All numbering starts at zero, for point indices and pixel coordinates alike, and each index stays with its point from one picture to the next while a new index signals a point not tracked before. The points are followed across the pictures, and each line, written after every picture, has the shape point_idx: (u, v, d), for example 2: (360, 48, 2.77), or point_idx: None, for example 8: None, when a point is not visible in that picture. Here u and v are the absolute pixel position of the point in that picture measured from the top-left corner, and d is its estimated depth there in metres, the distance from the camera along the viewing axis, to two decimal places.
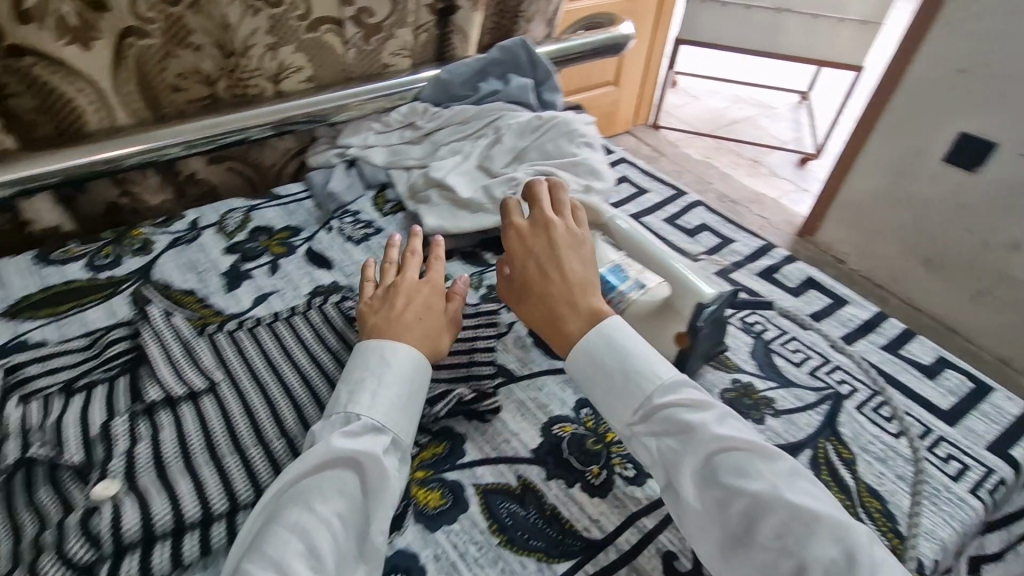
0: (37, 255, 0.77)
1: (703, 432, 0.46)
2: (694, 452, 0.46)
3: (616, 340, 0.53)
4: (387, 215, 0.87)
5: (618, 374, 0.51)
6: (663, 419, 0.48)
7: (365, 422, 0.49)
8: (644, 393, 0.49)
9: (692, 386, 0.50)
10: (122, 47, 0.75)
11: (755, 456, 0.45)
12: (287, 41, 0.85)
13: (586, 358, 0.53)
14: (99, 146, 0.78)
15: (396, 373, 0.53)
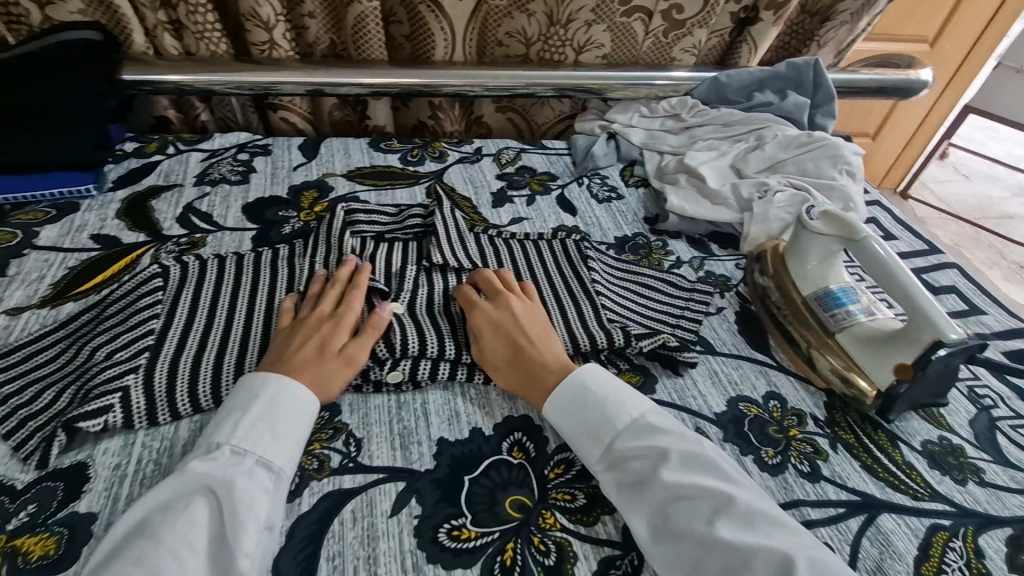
0: (370, 141, 1.01)
1: (659, 459, 0.50)
2: (651, 494, 0.49)
3: (592, 389, 0.56)
4: (631, 187, 0.96)
5: (590, 420, 0.55)
6: (628, 462, 0.52)
7: (241, 449, 0.49)
8: (613, 433, 0.53)
9: (666, 431, 0.53)
10: (482, 2, 0.96)
11: (700, 477, 0.49)
12: (603, 20, 1.00)
13: (566, 401, 0.56)
14: (442, 72, 0.99)
15: (260, 405, 0.52)
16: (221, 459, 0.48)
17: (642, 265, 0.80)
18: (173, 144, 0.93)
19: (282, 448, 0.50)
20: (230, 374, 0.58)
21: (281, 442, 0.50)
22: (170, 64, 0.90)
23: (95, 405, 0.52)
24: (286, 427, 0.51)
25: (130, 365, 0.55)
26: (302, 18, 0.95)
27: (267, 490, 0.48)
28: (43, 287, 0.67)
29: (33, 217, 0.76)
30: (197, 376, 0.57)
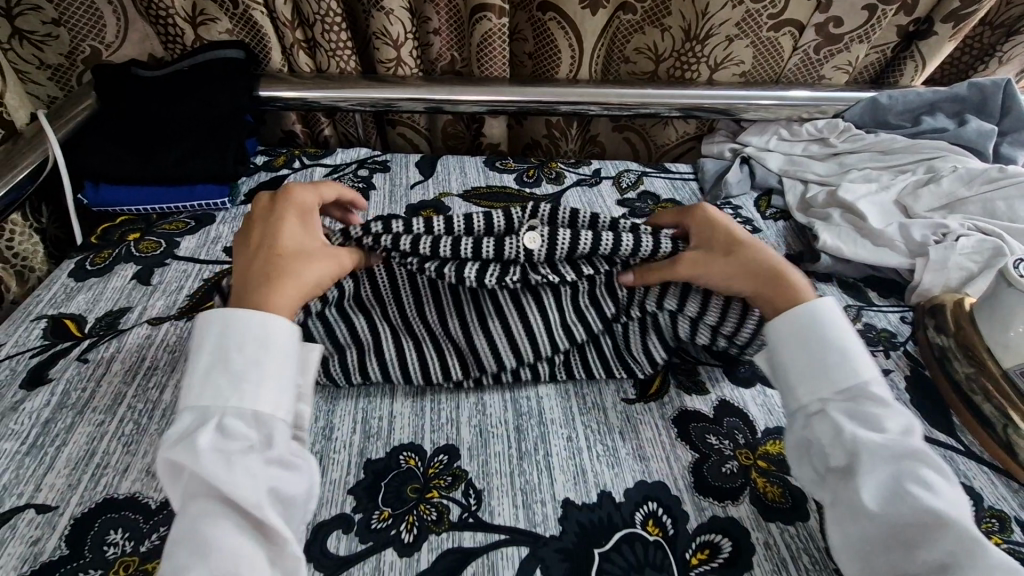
0: (486, 160, 0.98)
1: (895, 439, 0.47)
2: (888, 446, 0.46)
3: (833, 333, 0.53)
4: (768, 219, 0.86)
5: (824, 361, 0.52)
6: (866, 411, 0.49)
7: (204, 409, 0.45)
8: (846, 379, 0.51)
9: (887, 405, 0.49)
10: (612, 18, 0.91)
11: (933, 470, 0.45)
12: (746, 35, 0.90)
13: (794, 327, 0.53)
14: (565, 90, 0.94)
15: (220, 351, 0.47)
16: (186, 422, 0.45)
17: None
18: (299, 159, 0.95)
19: (246, 385, 0.46)
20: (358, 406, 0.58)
21: (240, 382, 0.46)
22: (303, 81, 0.92)
23: None
24: (238, 364, 0.47)
25: None
26: (428, 35, 0.95)
27: (247, 431, 0.45)
28: (181, 298, 0.69)
29: (175, 227, 0.80)
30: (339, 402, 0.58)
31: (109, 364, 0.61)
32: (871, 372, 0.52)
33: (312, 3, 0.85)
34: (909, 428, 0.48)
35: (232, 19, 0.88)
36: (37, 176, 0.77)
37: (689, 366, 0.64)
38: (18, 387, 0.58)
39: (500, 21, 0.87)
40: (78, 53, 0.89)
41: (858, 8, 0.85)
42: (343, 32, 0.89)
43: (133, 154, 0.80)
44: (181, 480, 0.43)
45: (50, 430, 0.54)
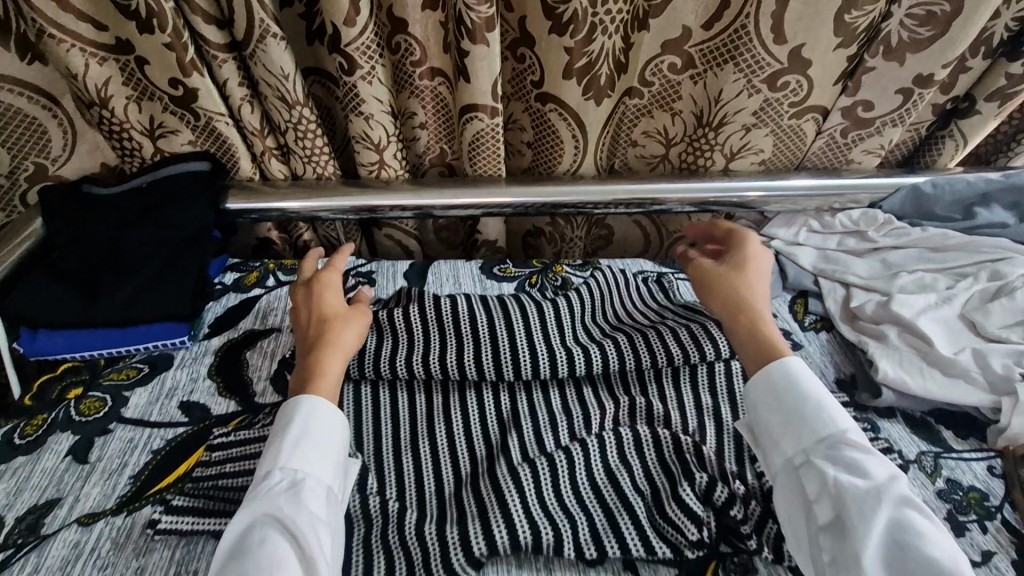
0: (482, 264, 0.88)
1: (885, 487, 0.45)
2: (881, 494, 0.45)
3: (804, 385, 0.52)
4: (808, 330, 0.76)
5: (798, 410, 0.51)
6: (834, 453, 0.48)
7: (291, 473, 0.49)
8: (827, 429, 0.50)
9: (866, 453, 0.48)
10: (618, 105, 0.81)
11: (924, 522, 0.44)
12: (766, 123, 0.79)
13: (775, 383, 0.53)
14: (570, 188, 0.84)
15: (311, 432, 0.51)
16: (276, 484, 0.48)
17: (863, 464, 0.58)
18: (274, 275, 0.84)
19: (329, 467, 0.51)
20: None
21: (320, 459, 0.50)
22: (275, 191, 0.83)
23: None
24: (324, 438, 0.51)
25: None
26: (413, 131, 0.85)
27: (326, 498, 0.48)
28: (122, 482, 0.57)
29: (125, 376, 0.69)
30: None
31: None
32: (849, 423, 0.50)
33: (282, 111, 0.76)
34: (890, 471, 0.47)
35: (194, 131, 0.79)
36: None
37: (742, 556, 0.52)
38: None
39: (492, 120, 0.77)
40: (21, 171, 0.79)
41: (892, 93, 0.75)
42: (318, 137, 0.80)
43: (77, 292, 0.70)
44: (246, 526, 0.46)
45: None
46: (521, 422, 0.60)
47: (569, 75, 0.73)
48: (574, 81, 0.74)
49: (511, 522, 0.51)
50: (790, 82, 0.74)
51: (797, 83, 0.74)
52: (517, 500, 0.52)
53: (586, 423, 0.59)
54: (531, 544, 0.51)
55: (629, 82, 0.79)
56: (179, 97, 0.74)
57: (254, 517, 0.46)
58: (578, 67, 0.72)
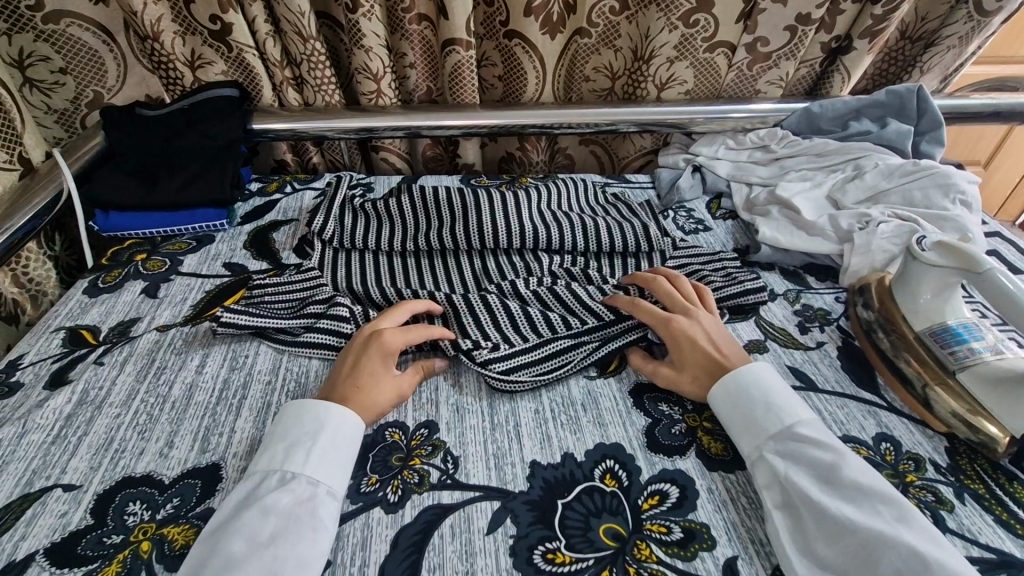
0: (462, 178, 1.07)
1: (836, 469, 0.50)
2: (830, 478, 0.50)
3: (760, 386, 0.58)
4: (719, 219, 0.95)
5: (758, 412, 0.57)
6: (804, 445, 0.53)
7: (308, 478, 0.52)
8: (784, 422, 0.55)
9: (823, 441, 0.53)
10: (570, 43, 1.01)
11: (877, 498, 0.48)
12: (686, 56, 1.00)
13: (731, 387, 0.59)
14: (533, 112, 1.03)
15: (331, 434, 0.55)
16: (301, 489, 0.51)
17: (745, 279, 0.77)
18: (290, 184, 1.03)
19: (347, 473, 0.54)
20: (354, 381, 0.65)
21: (335, 468, 0.54)
22: (291, 114, 1.01)
23: (254, 431, 0.61)
24: (347, 451, 0.55)
25: (285, 390, 0.66)
26: (405, 68, 1.05)
27: (338, 512, 0.52)
28: (186, 308, 0.76)
29: (178, 247, 0.87)
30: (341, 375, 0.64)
31: (122, 366, 0.68)
32: (806, 415, 0.56)
33: (298, 44, 0.94)
34: (839, 454, 0.52)
35: (227, 62, 0.97)
36: (52, 208, 0.84)
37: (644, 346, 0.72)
38: (42, 388, 0.65)
39: (467, 52, 0.97)
40: (82, 98, 0.97)
41: (782, 30, 0.96)
42: (326, 68, 0.99)
43: (139, 183, 0.89)
44: (254, 515, 0.48)
45: (72, 422, 0.61)
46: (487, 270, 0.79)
47: (529, 13, 0.92)
48: (532, 19, 0.93)
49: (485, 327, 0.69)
50: (700, 20, 0.94)
51: (705, 20, 0.95)
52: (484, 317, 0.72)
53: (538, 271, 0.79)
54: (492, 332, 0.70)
55: (578, 23, 0.98)
56: (217, 31, 0.92)
57: (263, 510, 0.49)
58: (535, 7, 0.91)
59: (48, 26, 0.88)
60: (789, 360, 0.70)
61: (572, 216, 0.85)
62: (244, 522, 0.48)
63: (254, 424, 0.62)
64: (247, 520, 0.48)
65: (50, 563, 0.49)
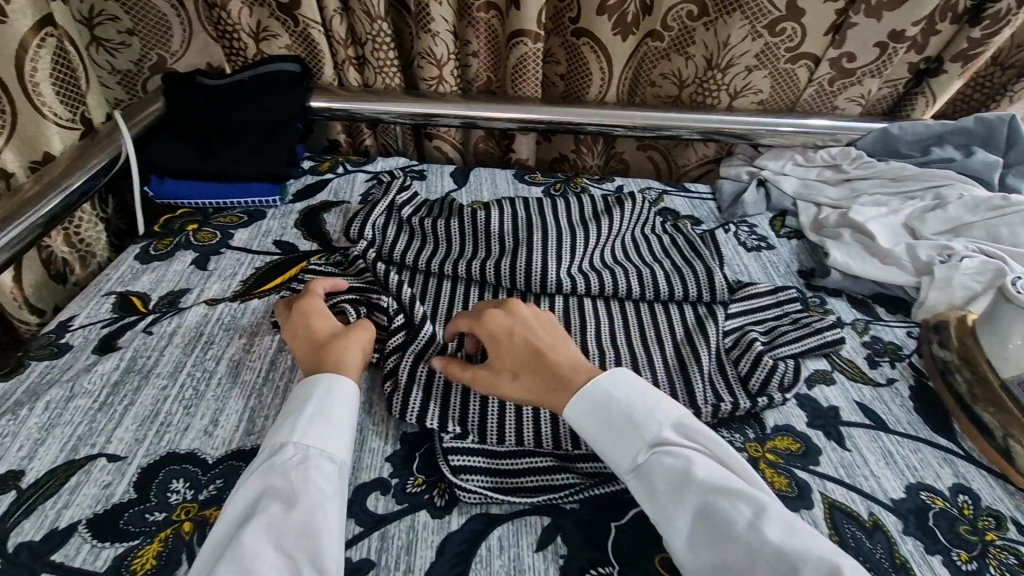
0: (515, 173, 1.04)
1: (687, 483, 0.46)
2: (684, 496, 0.46)
3: (607, 401, 0.52)
4: (782, 238, 0.91)
5: (610, 434, 0.51)
6: (660, 464, 0.48)
7: (304, 449, 0.49)
8: (638, 440, 0.50)
9: (672, 451, 0.48)
10: (641, 45, 0.97)
11: (728, 496, 0.44)
12: (766, 65, 0.96)
13: (586, 414, 0.52)
14: (593, 111, 0.99)
15: (323, 402, 0.53)
16: (291, 455, 0.49)
17: (814, 321, 0.73)
18: (342, 165, 1.01)
19: (345, 440, 0.51)
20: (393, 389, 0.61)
21: (332, 436, 0.51)
22: (349, 94, 0.99)
23: None
24: (337, 417, 0.52)
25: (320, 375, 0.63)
26: (468, 57, 1.02)
27: (337, 476, 0.49)
28: (235, 283, 0.75)
29: (230, 221, 0.86)
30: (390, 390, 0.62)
31: (171, 336, 0.67)
32: (653, 416, 0.51)
33: (365, 24, 0.92)
34: (688, 460, 0.47)
35: (292, 36, 0.95)
36: (111, 169, 0.83)
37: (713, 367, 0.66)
38: (91, 352, 0.64)
39: (535, 45, 0.94)
40: (147, 59, 0.97)
41: (870, 45, 0.91)
42: (390, 50, 0.96)
43: (196, 152, 0.88)
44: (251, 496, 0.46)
45: (120, 390, 0.60)
46: (536, 288, 0.74)
47: (603, 10, 0.89)
48: (605, 17, 0.90)
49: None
50: (787, 29, 0.91)
51: (792, 30, 0.91)
52: None
53: (591, 294, 0.75)
54: None
55: (651, 25, 0.95)
56: (286, 5, 0.90)
57: (260, 486, 0.47)
58: (610, 4, 0.88)
59: None
60: (857, 396, 0.66)
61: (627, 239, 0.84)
62: (244, 501, 0.46)
63: None
64: (248, 501, 0.46)
65: (92, 535, 0.48)
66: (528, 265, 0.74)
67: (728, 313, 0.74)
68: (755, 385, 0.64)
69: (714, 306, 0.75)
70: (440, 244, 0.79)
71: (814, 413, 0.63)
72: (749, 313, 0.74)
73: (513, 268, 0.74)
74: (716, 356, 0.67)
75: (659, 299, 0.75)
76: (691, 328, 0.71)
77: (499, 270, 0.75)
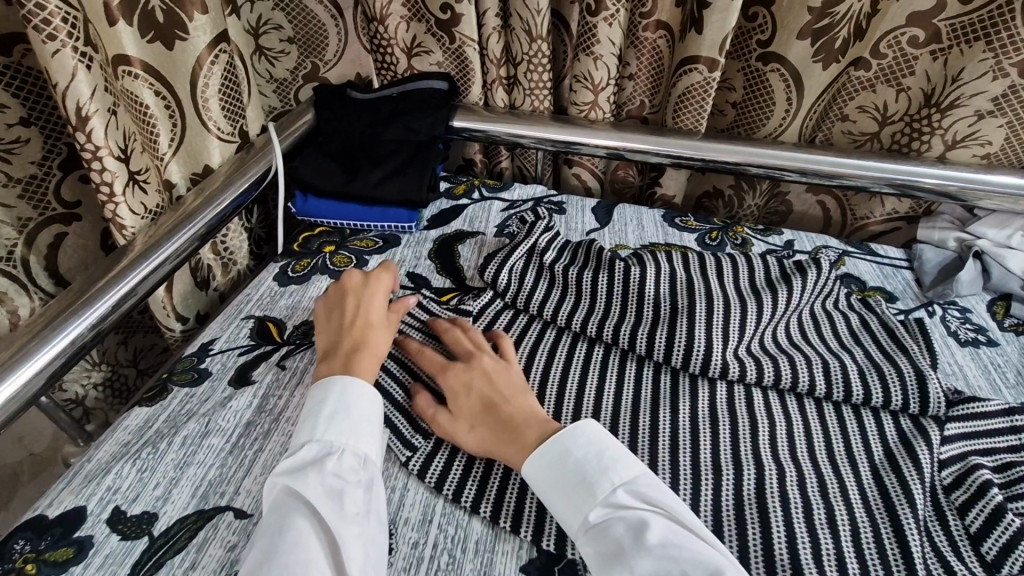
0: (665, 212, 0.93)
1: (639, 547, 0.43)
2: (633, 561, 0.43)
3: (567, 452, 0.51)
4: (1007, 330, 0.73)
5: (566, 492, 0.49)
6: (615, 527, 0.46)
7: (328, 447, 0.51)
8: (590, 496, 0.48)
9: (633, 513, 0.46)
10: (841, 74, 0.82)
11: (687, 568, 0.42)
12: (1005, 115, 0.78)
13: (536, 468, 0.51)
14: (764, 149, 0.85)
15: (348, 397, 0.55)
16: (316, 452, 0.51)
17: None
18: (478, 189, 0.96)
19: (368, 437, 0.53)
20: None
21: (358, 433, 0.52)
22: (494, 115, 0.93)
23: (429, 489, 0.55)
24: (356, 416, 0.54)
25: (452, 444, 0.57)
26: (624, 79, 0.92)
27: (363, 472, 0.51)
28: None
29: (365, 245, 0.84)
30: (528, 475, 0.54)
31: (303, 375, 0.64)
32: (620, 473, 0.48)
33: (523, 43, 0.86)
34: (642, 522, 0.45)
35: (444, 53, 0.90)
36: (260, 182, 0.82)
37: (928, 517, 0.52)
38: (227, 383, 0.63)
39: (710, 73, 0.82)
40: (302, 68, 0.98)
41: None
42: (545, 72, 0.89)
43: (341, 170, 0.86)
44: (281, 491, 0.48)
45: (251, 433, 0.58)
46: (696, 369, 0.63)
47: (804, 34, 0.76)
48: (805, 41, 0.76)
49: (696, 475, 0.54)
50: None
51: None
52: (693, 428, 0.59)
53: (760, 384, 0.63)
54: (709, 438, 0.58)
55: (860, 50, 0.79)
56: (445, 21, 0.85)
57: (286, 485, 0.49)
58: (819, 27, 0.75)
59: None
60: None
61: (805, 314, 0.70)
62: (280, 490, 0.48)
63: (428, 487, 0.55)
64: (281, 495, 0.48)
65: None
66: (688, 339, 0.64)
67: (944, 433, 0.58)
68: (991, 550, 0.49)
69: (924, 420, 0.59)
70: (584, 297, 0.70)
71: None
72: (973, 438, 0.58)
73: (671, 342, 0.64)
74: (931, 493, 0.53)
75: (849, 401, 0.61)
76: (894, 448, 0.57)
77: (653, 339, 0.65)
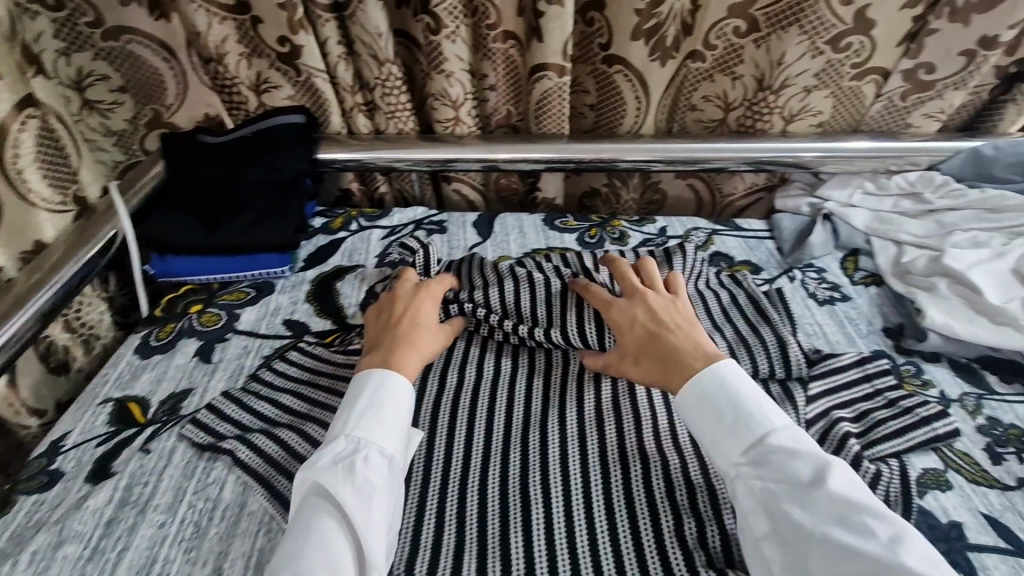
0: (545, 216, 0.94)
1: (819, 490, 0.45)
2: (805, 499, 0.45)
3: (720, 389, 0.53)
4: (858, 284, 0.79)
5: (723, 423, 0.51)
6: (773, 460, 0.48)
7: (355, 444, 0.50)
8: (756, 433, 0.49)
9: (801, 456, 0.47)
10: (680, 69, 0.86)
11: (856, 511, 0.43)
12: (828, 84, 0.84)
13: (696, 400, 0.53)
14: (627, 146, 0.88)
15: (376, 396, 0.54)
16: (344, 448, 0.50)
17: (914, 399, 0.61)
18: (356, 220, 0.93)
19: (393, 433, 0.52)
20: (432, 514, 0.53)
21: (382, 427, 0.52)
22: (358, 143, 0.90)
23: None
24: (388, 416, 0.52)
25: None
26: (483, 91, 0.91)
27: (388, 470, 0.50)
28: (243, 372, 0.68)
29: (235, 298, 0.79)
30: (420, 516, 0.53)
31: (170, 456, 0.59)
32: (780, 422, 0.50)
33: (372, 68, 0.84)
34: (821, 465, 0.46)
35: (295, 86, 0.87)
36: (107, 250, 0.76)
37: None
38: (83, 481, 0.57)
39: (560, 79, 0.83)
40: (141, 117, 0.90)
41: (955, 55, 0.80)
42: (402, 94, 0.88)
43: (199, 223, 0.80)
44: (305, 492, 0.49)
45: (112, 532, 0.53)
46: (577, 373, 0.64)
47: (637, 36, 0.78)
48: (641, 42, 0.79)
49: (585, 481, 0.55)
50: (852, 44, 0.79)
51: (859, 45, 0.80)
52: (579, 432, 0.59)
53: None
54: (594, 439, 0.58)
55: (693, 43, 0.83)
56: (286, 54, 0.82)
57: (308, 485, 0.49)
58: (647, 28, 0.77)
59: (108, 43, 0.82)
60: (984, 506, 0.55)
61: None
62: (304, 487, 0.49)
63: None
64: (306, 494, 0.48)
65: None
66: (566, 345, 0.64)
67: (807, 395, 0.62)
68: None
69: (791, 384, 0.63)
70: None
71: (933, 534, 0.52)
72: (833, 392, 0.62)
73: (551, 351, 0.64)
74: None
75: None
76: None
77: None
